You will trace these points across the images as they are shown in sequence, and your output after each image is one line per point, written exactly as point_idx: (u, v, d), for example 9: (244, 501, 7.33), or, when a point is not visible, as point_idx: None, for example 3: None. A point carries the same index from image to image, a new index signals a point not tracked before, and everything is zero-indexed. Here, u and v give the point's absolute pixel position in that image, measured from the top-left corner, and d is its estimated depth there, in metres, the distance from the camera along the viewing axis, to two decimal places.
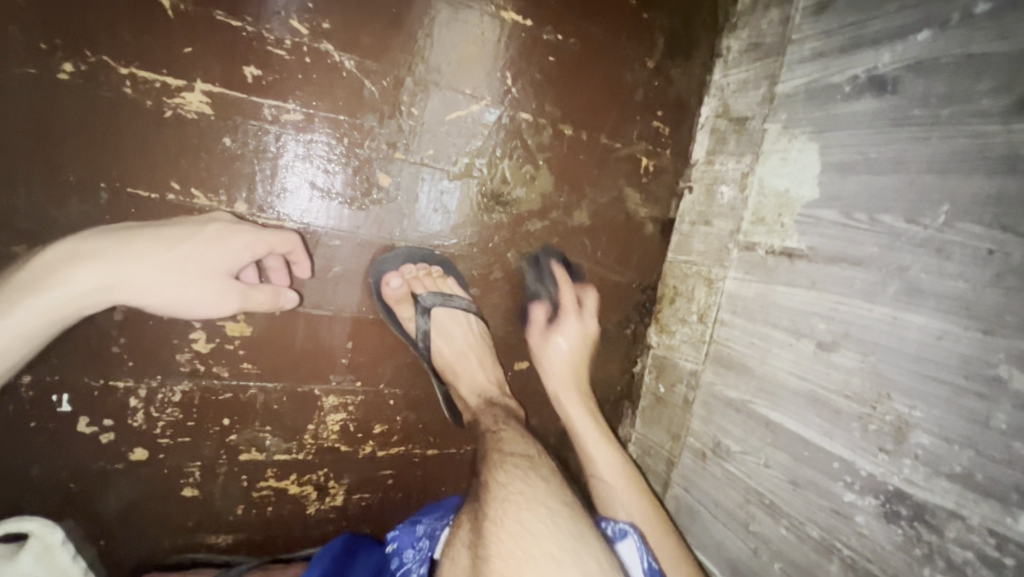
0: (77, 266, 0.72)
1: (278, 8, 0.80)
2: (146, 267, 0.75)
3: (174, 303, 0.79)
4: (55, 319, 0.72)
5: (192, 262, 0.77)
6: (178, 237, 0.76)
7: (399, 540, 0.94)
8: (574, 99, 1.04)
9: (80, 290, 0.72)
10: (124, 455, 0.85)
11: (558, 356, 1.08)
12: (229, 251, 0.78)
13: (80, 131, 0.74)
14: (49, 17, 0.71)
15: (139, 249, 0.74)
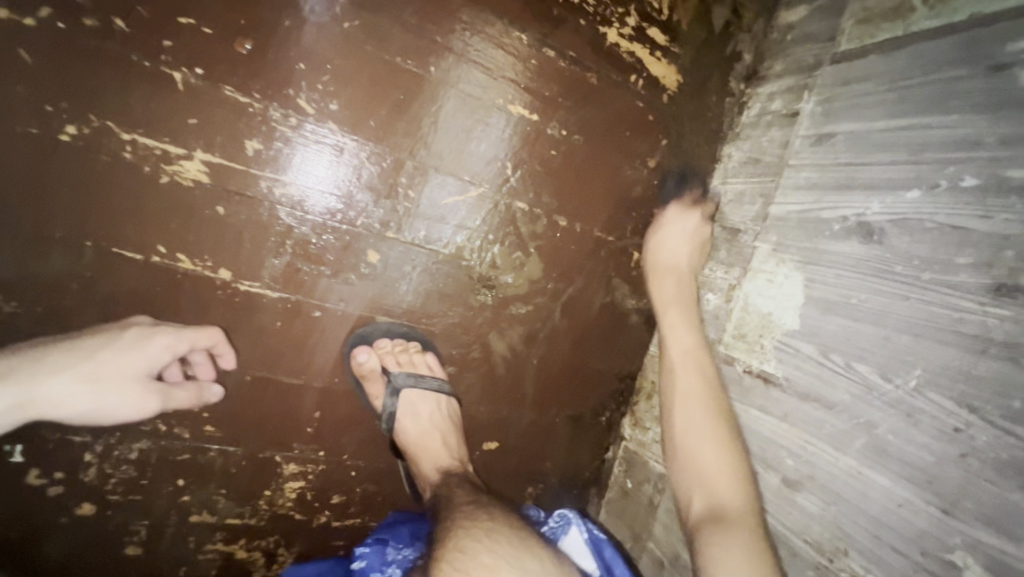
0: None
1: (287, 87, 0.81)
2: (59, 381, 0.75)
3: (95, 410, 0.78)
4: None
5: (108, 370, 0.77)
6: (92, 347, 0.76)
7: (367, 560, 0.87)
8: (572, 191, 1.05)
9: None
10: (71, 510, 0.83)
11: (678, 237, 1.08)
12: (149, 354, 0.79)
13: (73, 190, 0.75)
14: (56, 80, 0.72)
15: (53, 363, 0.74)
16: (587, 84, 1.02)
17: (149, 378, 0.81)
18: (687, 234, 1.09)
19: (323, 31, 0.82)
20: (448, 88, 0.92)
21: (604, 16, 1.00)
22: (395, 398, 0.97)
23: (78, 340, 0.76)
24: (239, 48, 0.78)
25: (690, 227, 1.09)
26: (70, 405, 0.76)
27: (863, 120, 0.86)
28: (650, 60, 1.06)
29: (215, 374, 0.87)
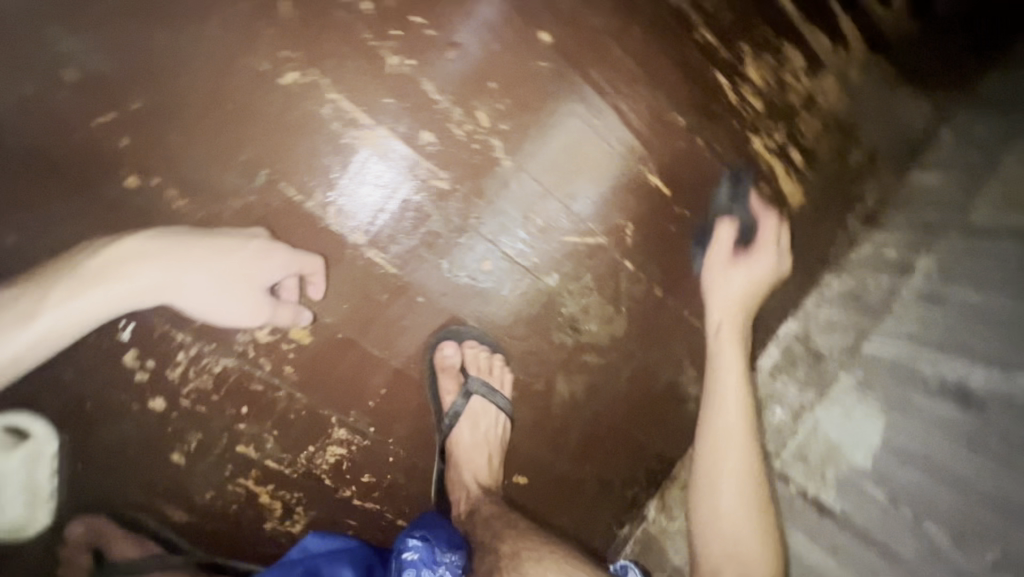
0: (137, 264, 0.73)
1: (473, 98, 0.91)
2: (193, 276, 0.77)
3: (212, 307, 0.82)
4: (105, 312, 0.71)
5: (236, 271, 0.81)
6: (228, 246, 0.80)
7: (417, 552, 0.85)
8: (676, 268, 1.10)
9: (139, 288, 0.73)
10: (145, 399, 0.88)
11: (729, 289, 1.02)
12: (272, 267, 0.84)
13: (272, 123, 0.84)
14: (298, 34, 0.82)
15: (193, 255, 0.77)
16: (720, 179, 1.08)
17: (264, 288, 0.85)
18: (736, 294, 1.02)
19: (519, 63, 0.92)
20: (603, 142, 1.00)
21: (756, 124, 1.07)
22: (460, 401, 1.00)
23: (216, 238, 0.80)
24: (447, 55, 0.88)
25: (756, 262, 1.02)
26: (192, 297, 0.79)
27: (981, 292, 0.87)
28: (782, 175, 1.12)
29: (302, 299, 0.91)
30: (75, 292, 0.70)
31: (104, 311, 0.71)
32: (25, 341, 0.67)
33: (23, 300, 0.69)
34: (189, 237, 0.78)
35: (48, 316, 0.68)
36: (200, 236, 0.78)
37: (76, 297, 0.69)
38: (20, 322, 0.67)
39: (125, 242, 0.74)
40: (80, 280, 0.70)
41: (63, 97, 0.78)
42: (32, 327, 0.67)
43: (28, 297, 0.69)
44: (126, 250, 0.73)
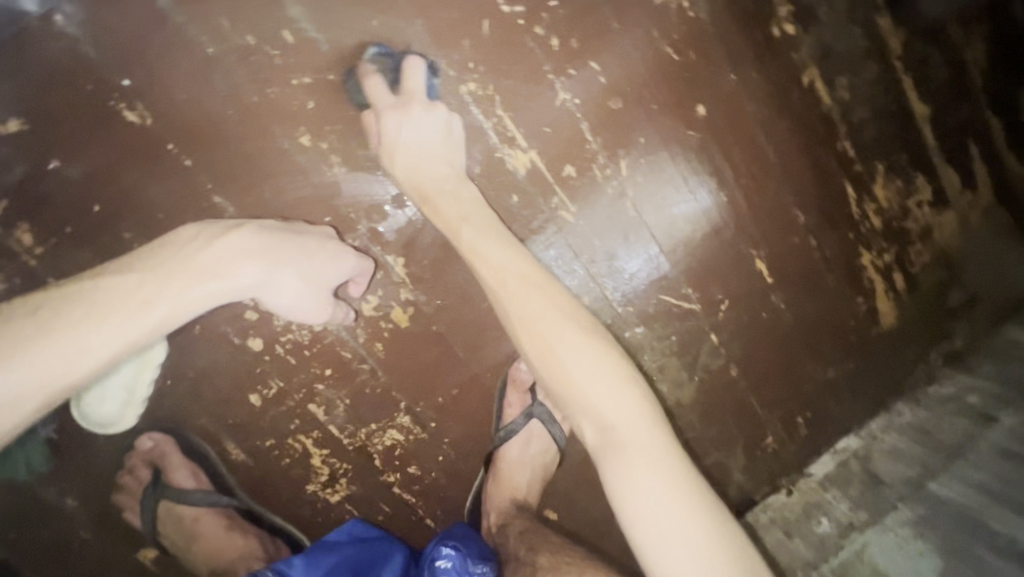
0: (237, 262, 0.76)
1: (621, 148, 0.96)
2: (282, 275, 0.80)
3: (290, 306, 0.83)
4: (205, 306, 0.74)
5: (316, 273, 0.83)
6: (312, 249, 0.82)
7: (450, 560, 0.84)
8: (755, 354, 1.12)
9: (237, 283, 0.76)
10: (245, 337, 0.92)
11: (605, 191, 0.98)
12: (343, 268, 0.85)
13: (441, 122, 0.89)
14: (489, 51, 0.88)
15: (283, 255, 0.79)
16: (822, 282, 1.11)
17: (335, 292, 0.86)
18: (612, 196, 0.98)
19: (671, 127, 0.97)
20: (724, 218, 1.03)
21: (868, 240, 1.10)
22: (521, 423, 1.01)
23: (302, 238, 0.82)
24: (610, 103, 0.94)
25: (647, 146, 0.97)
26: (279, 296, 0.81)
27: None
28: (881, 295, 1.14)
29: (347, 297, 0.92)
30: (183, 284, 0.72)
31: (204, 304, 0.74)
32: (137, 329, 0.69)
33: (134, 287, 0.70)
34: (275, 236, 0.80)
35: (161, 306, 0.70)
36: (288, 237, 0.81)
37: (185, 290, 0.72)
38: (135, 309, 0.69)
39: (228, 238, 0.77)
40: (189, 274, 0.73)
41: (271, 51, 0.84)
42: (147, 316, 0.70)
43: (140, 284, 0.71)
44: (227, 247, 0.76)
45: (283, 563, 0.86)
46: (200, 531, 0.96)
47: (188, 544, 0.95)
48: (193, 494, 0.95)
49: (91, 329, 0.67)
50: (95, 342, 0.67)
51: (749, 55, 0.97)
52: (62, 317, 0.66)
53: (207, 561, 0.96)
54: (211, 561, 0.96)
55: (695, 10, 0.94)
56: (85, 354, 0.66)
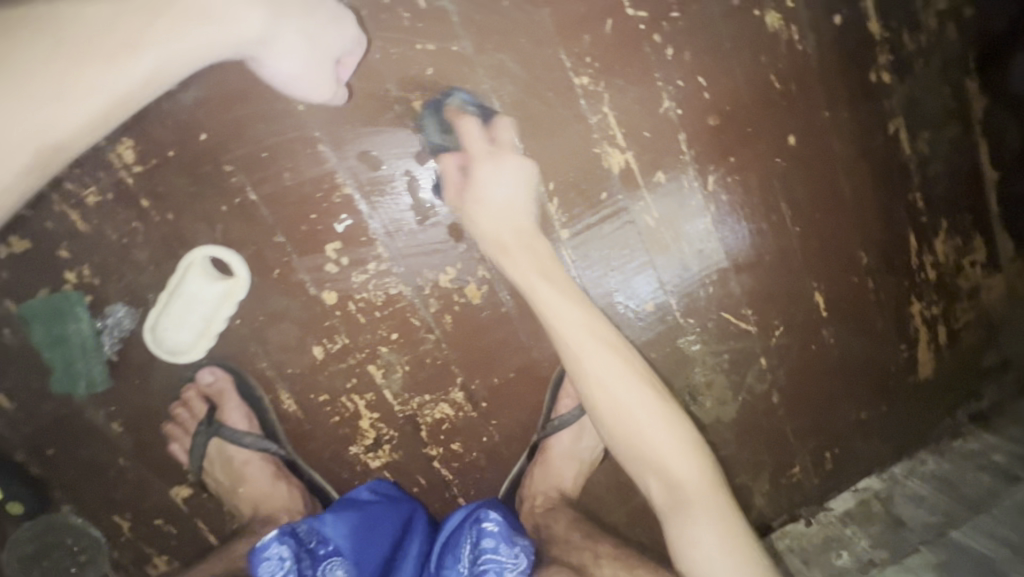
0: (230, 8, 0.75)
1: (712, 165, 0.99)
2: (239, 31, 0.76)
3: (289, 73, 0.80)
4: (196, 59, 0.77)
5: (319, 38, 0.80)
6: (306, 28, 0.79)
7: (497, 527, 0.84)
8: (799, 382, 1.14)
9: (216, 26, 0.75)
10: (321, 289, 0.92)
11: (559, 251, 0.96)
12: (344, 38, 0.81)
13: (548, 110, 0.91)
14: (608, 49, 0.90)
15: (281, 3, 0.77)
16: (872, 324, 1.14)
17: (343, 76, 0.84)
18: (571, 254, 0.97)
19: (762, 153, 1.00)
20: (794, 247, 1.06)
21: (921, 290, 1.14)
22: (573, 415, 1.01)
23: None
24: (710, 119, 0.96)
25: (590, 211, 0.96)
26: (264, 45, 0.78)
27: None
28: (923, 346, 1.17)
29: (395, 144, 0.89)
30: (159, 32, 0.74)
31: (198, 57, 0.77)
32: (127, 80, 0.74)
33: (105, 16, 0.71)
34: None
35: (139, 55, 0.73)
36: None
37: (169, 34, 0.74)
38: (121, 50, 0.73)
39: None
40: (174, 24, 0.74)
41: (402, 13, 0.85)
42: (139, 60, 0.74)
43: (107, 17, 0.72)
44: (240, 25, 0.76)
45: (316, 518, 0.88)
46: (245, 475, 0.95)
47: (232, 486, 0.95)
48: (246, 437, 0.94)
49: (91, 66, 0.72)
50: (108, 84, 0.73)
51: (846, 95, 1.00)
52: (68, 50, 0.70)
53: (247, 504, 0.95)
54: (248, 505, 0.95)
55: (803, 43, 0.96)
56: (88, 99, 0.73)
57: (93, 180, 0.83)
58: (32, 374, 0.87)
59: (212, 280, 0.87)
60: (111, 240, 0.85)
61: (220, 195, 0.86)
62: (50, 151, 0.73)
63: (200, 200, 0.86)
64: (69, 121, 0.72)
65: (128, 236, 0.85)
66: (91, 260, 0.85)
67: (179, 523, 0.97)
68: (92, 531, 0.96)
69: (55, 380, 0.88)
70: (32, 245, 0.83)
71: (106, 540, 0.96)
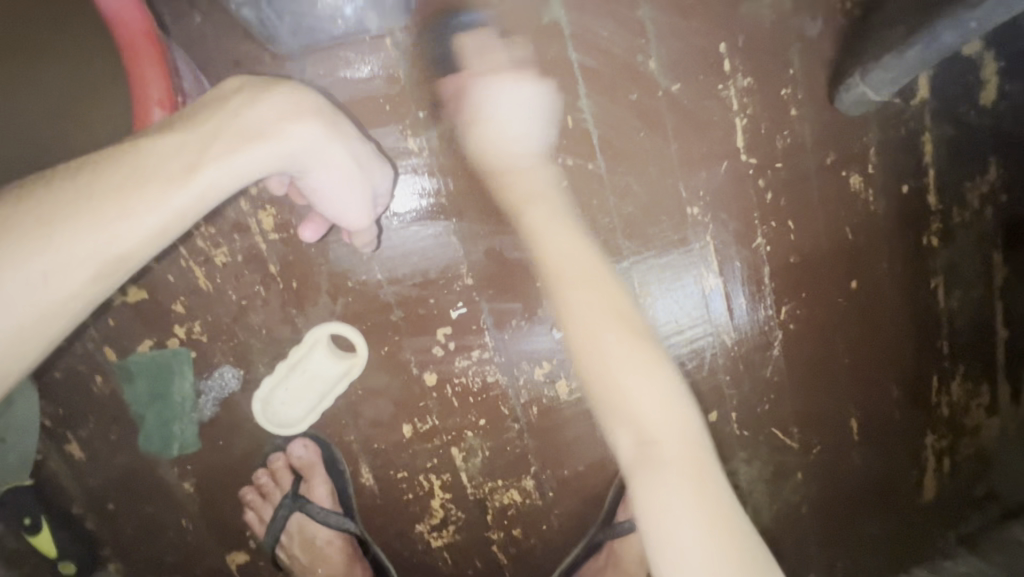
0: (292, 123, 0.66)
1: (786, 296, 1.08)
2: (236, 162, 0.64)
3: (328, 197, 0.72)
4: (192, 211, 0.63)
5: (365, 175, 0.73)
6: (296, 158, 0.67)
7: None
8: (829, 497, 1.22)
9: (281, 138, 0.65)
10: (423, 370, 0.93)
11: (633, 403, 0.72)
12: (373, 177, 0.74)
13: (660, 231, 0.98)
14: (719, 186, 0.99)
15: (337, 130, 0.69)
16: (895, 450, 1.23)
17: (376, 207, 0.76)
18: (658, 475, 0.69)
19: (829, 292, 1.11)
20: (842, 376, 1.16)
21: (936, 424, 1.24)
22: None
23: (331, 126, 0.69)
24: (791, 256, 1.07)
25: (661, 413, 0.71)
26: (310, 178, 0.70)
27: None
28: (931, 473, 1.26)
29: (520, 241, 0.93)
30: (217, 148, 0.64)
31: (188, 217, 0.63)
32: (184, 198, 0.62)
33: (49, 191, 0.59)
34: (236, 95, 0.68)
35: (201, 173, 0.63)
36: (224, 119, 0.65)
37: (217, 155, 0.63)
38: (177, 175, 0.62)
39: (277, 92, 0.68)
40: (140, 179, 0.61)
41: (550, 127, 0.91)
42: (119, 224, 0.59)
43: (183, 142, 0.63)
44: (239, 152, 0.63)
45: None
46: (326, 553, 0.95)
47: (311, 563, 0.94)
48: (331, 515, 0.93)
49: (35, 246, 0.57)
50: (163, 203, 0.61)
51: (902, 252, 1.13)
52: (22, 229, 0.57)
53: None
54: None
55: (875, 205, 1.09)
56: (59, 280, 0.57)
57: (226, 241, 0.83)
58: (116, 424, 0.84)
59: (338, 360, 0.88)
60: (229, 300, 0.84)
61: (346, 269, 0.88)
62: (113, 266, 0.60)
63: (325, 271, 0.87)
64: (120, 243, 0.59)
65: (247, 298, 0.85)
66: (205, 317, 0.84)
67: None
68: None
69: (144, 437, 0.85)
70: (149, 294, 0.82)
71: None
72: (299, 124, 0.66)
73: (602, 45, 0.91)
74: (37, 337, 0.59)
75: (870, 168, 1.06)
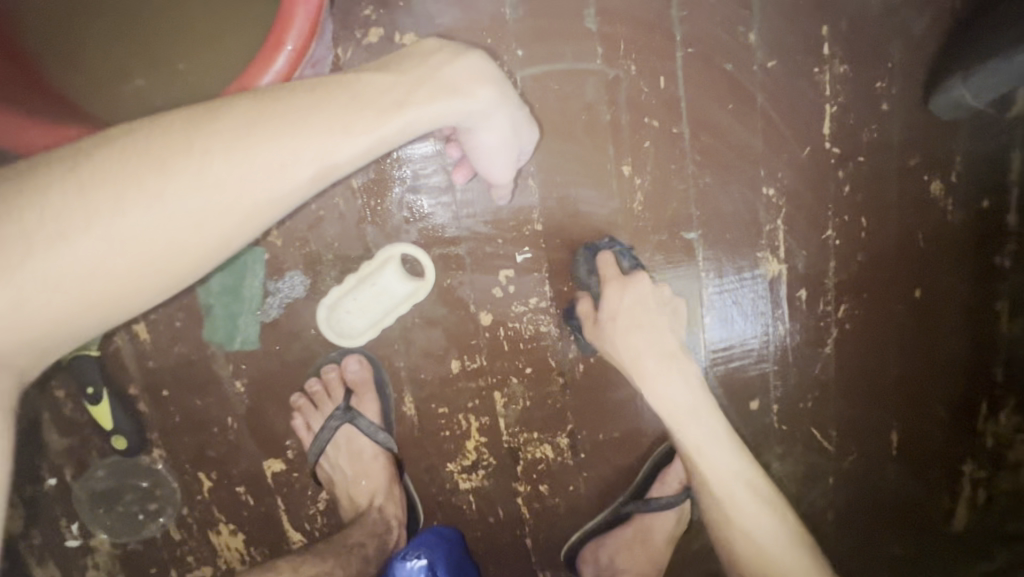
0: (480, 83, 0.72)
1: (847, 295, 1.07)
2: (433, 109, 0.70)
3: (484, 154, 0.78)
4: (393, 142, 0.70)
5: (522, 135, 0.80)
6: (476, 114, 0.72)
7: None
8: (856, 509, 1.19)
9: (475, 95, 0.72)
10: (479, 309, 0.94)
11: (649, 361, 0.96)
12: (526, 138, 0.81)
13: (733, 208, 0.98)
14: (800, 171, 0.99)
15: (513, 95, 0.76)
16: (933, 474, 1.19)
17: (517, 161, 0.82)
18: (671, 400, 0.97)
19: (890, 299, 1.09)
20: (889, 388, 1.14)
21: (975, 451, 1.19)
22: (676, 497, 1.02)
23: (509, 89, 0.75)
24: (858, 254, 1.05)
25: (672, 391, 0.97)
26: (478, 135, 0.76)
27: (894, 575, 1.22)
28: (963, 502, 1.20)
29: (595, 196, 0.93)
30: (421, 93, 0.70)
31: (389, 147, 0.70)
32: (391, 131, 0.69)
33: (275, 101, 0.66)
34: (438, 51, 0.74)
35: (407, 110, 0.69)
36: (428, 70, 0.72)
37: (420, 100, 0.70)
38: (385, 110, 0.68)
39: (472, 55, 0.74)
40: (362, 104, 0.68)
41: (643, 86, 0.91)
42: (336, 141, 0.66)
43: (392, 84, 0.70)
44: (435, 103, 0.69)
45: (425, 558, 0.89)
46: (370, 469, 0.95)
47: (355, 476, 0.95)
48: (379, 432, 0.94)
49: (274, 139, 0.64)
50: (371, 130, 0.67)
51: (974, 268, 1.09)
52: (268, 125, 0.64)
53: (362, 499, 0.95)
54: (364, 499, 0.95)
55: (953, 216, 1.06)
56: (284, 177, 0.65)
57: None
58: (184, 313, 0.88)
59: (410, 284, 0.89)
60: (308, 209, 0.87)
61: (423, 196, 0.89)
62: (320, 178, 0.67)
63: (403, 195, 0.88)
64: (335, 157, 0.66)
65: (325, 209, 0.87)
66: (283, 221, 0.86)
67: (259, 495, 0.94)
68: (170, 482, 0.93)
69: (210, 328, 0.88)
70: None
71: (182, 492, 0.93)
72: (484, 84, 0.73)
73: (707, 13, 0.91)
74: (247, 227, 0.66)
75: (953, 177, 1.04)
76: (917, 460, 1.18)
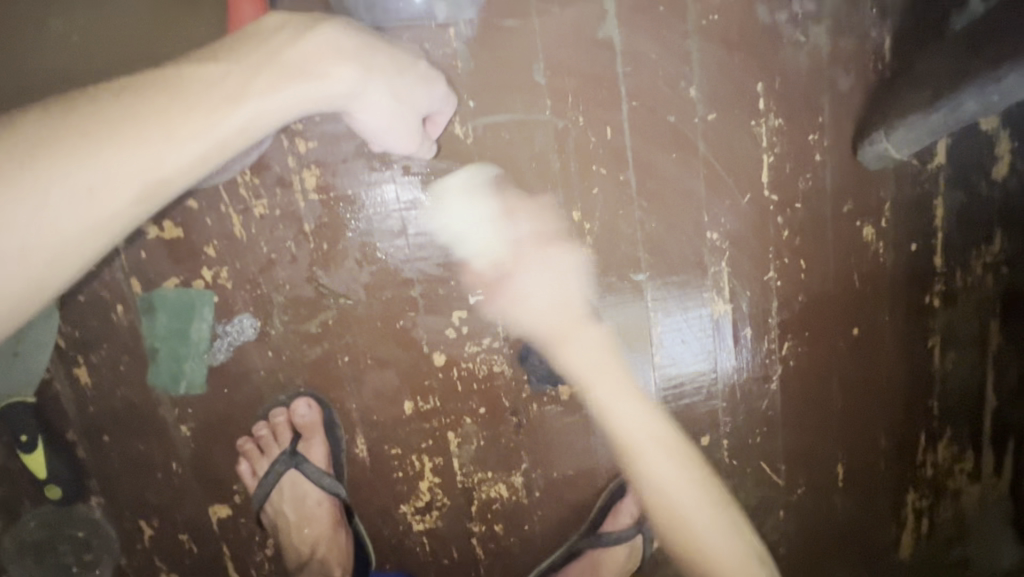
0: (335, 61, 0.75)
1: (790, 333, 1.12)
2: (281, 97, 0.74)
3: (376, 130, 0.81)
4: (241, 138, 0.73)
5: (407, 96, 0.81)
6: (343, 94, 0.76)
7: None
8: (807, 541, 1.22)
9: (328, 74, 0.75)
10: (432, 350, 0.95)
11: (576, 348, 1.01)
12: (418, 102, 0.82)
13: (679, 251, 1.02)
14: (741, 216, 1.04)
15: (381, 64, 0.78)
16: (879, 505, 1.23)
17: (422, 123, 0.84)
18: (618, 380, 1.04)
19: (831, 336, 1.14)
20: (834, 421, 1.19)
21: (918, 482, 1.23)
22: (628, 532, 1.06)
23: (379, 60, 0.78)
24: (799, 293, 1.10)
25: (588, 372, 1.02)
26: (362, 108, 0.79)
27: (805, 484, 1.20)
28: (908, 532, 1.24)
29: (545, 239, 0.96)
30: (260, 83, 0.73)
31: (238, 143, 0.74)
32: (232, 126, 0.72)
33: (94, 117, 0.67)
34: (282, 28, 0.75)
35: (244, 103, 0.72)
36: (269, 53, 0.74)
37: (259, 91, 0.73)
38: (218, 105, 0.71)
39: (317, 33, 0.76)
40: (191, 101, 0.70)
41: (590, 135, 0.95)
42: (169, 143, 0.69)
43: (227, 74, 0.72)
44: (282, 87, 0.73)
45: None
46: (313, 515, 0.94)
47: (298, 523, 0.94)
48: (324, 477, 0.94)
49: (98, 152, 0.66)
50: (208, 133, 0.71)
51: (906, 306, 1.16)
52: (98, 134, 0.66)
53: (305, 546, 0.95)
54: (307, 546, 0.95)
55: (885, 258, 1.13)
56: (120, 189, 0.67)
57: (267, 194, 0.86)
58: (126, 356, 0.86)
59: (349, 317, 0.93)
60: (259, 252, 0.87)
61: (376, 239, 0.90)
62: (159, 185, 0.70)
63: (356, 238, 0.89)
64: (172, 162, 0.69)
65: (278, 252, 0.87)
66: (233, 264, 0.86)
67: (203, 543, 0.92)
68: (108, 531, 0.90)
69: (154, 372, 0.87)
70: (184, 234, 0.85)
71: (120, 542, 0.90)
72: (342, 64, 0.75)
73: (651, 69, 0.96)
74: (89, 244, 0.68)
75: (883, 222, 1.11)
76: (864, 491, 1.22)
